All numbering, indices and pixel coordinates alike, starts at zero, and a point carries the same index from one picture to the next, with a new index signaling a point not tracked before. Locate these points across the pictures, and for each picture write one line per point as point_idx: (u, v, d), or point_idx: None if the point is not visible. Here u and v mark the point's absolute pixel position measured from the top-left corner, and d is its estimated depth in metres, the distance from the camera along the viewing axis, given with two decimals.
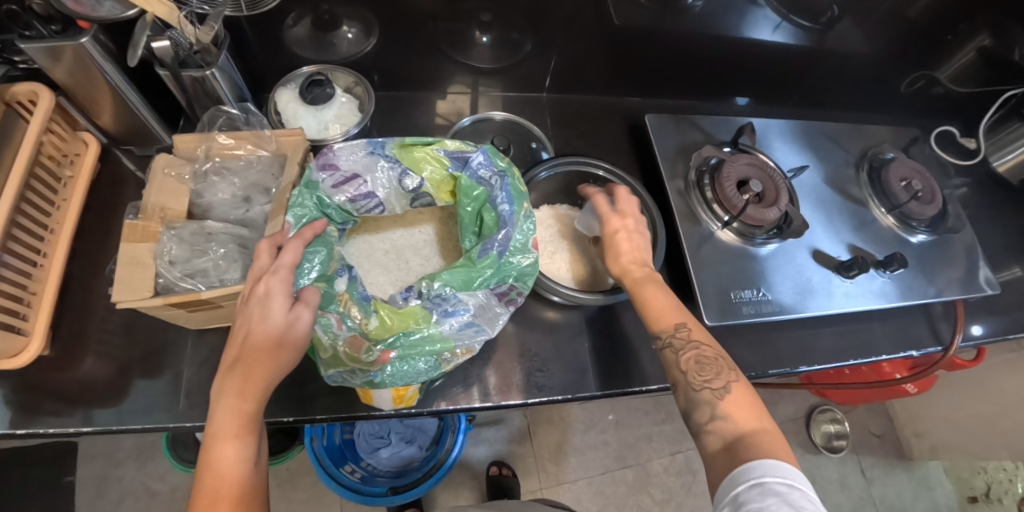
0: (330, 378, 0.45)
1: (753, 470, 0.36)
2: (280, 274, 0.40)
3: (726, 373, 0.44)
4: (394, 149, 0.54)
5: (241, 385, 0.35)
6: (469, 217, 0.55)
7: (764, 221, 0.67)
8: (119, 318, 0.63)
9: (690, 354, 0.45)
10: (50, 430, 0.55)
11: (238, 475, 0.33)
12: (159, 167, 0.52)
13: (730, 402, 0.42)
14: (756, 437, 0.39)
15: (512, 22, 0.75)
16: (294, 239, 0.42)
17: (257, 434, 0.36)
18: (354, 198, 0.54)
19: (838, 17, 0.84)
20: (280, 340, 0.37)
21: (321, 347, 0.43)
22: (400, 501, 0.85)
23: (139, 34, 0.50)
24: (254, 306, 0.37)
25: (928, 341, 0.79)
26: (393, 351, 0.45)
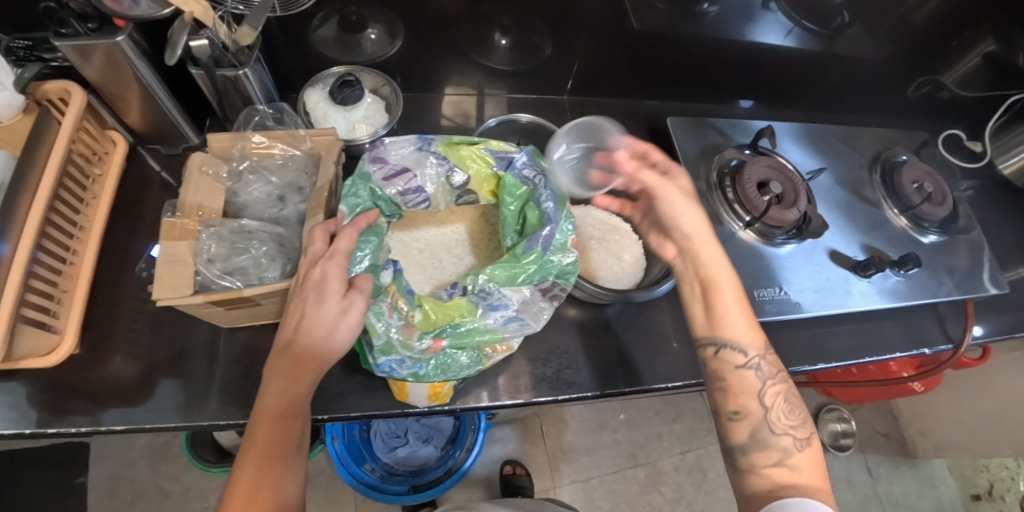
0: (379, 368, 0.45)
1: (800, 505, 0.38)
2: (336, 259, 0.42)
3: (800, 416, 0.45)
4: (440, 146, 0.57)
5: (294, 368, 0.39)
6: (511, 217, 0.57)
7: (785, 221, 0.68)
8: (146, 317, 0.63)
9: (776, 389, 0.46)
10: (80, 429, 0.55)
11: (276, 451, 0.36)
12: (196, 166, 0.52)
13: (809, 453, 0.43)
14: (813, 488, 0.41)
15: (533, 25, 0.76)
16: (348, 226, 0.44)
17: (300, 414, 0.39)
18: (404, 191, 0.57)
19: (848, 23, 0.86)
20: (333, 326, 0.40)
21: (374, 335, 0.43)
22: (421, 499, 0.85)
23: (179, 34, 0.50)
24: (311, 290, 0.40)
25: (939, 339, 0.80)
26: (444, 340, 0.46)
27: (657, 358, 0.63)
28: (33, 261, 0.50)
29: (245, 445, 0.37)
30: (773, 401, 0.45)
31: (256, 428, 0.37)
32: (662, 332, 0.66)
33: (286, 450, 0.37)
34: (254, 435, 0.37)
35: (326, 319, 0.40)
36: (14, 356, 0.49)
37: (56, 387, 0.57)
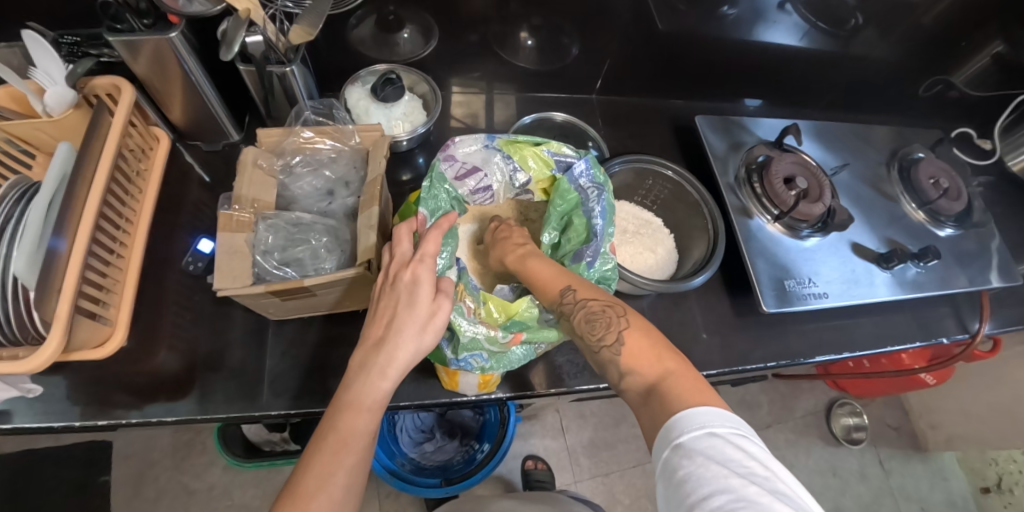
0: (461, 361, 0.48)
1: (688, 421, 0.34)
2: (426, 262, 0.42)
3: (615, 325, 0.43)
4: (503, 143, 0.56)
5: (383, 366, 0.39)
6: (555, 216, 0.56)
7: (811, 215, 0.70)
8: (188, 312, 0.64)
9: (580, 313, 0.45)
10: (130, 420, 0.56)
11: (357, 444, 0.37)
12: (249, 159, 0.53)
13: (628, 357, 0.41)
14: (664, 387, 0.38)
15: (561, 25, 0.78)
16: (433, 228, 0.43)
17: (382, 410, 0.40)
18: (473, 190, 0.58)
19: (862, 25, 0.88)
20: (421, 327, 0.40)
21: (462, 332, 0.46)
22: (453, 491, 0.84)
23: (235, 31, 0.51)
24: (404, 290, 0.41)
25: (957, 330, 0.82)
26: (523, 335, 0.48)
27: (690, 346, 0.67)
28: (89, 254, 0.51)
29: (326, 428, 0.38)
30: (585, 327, 0.44)
31: (339, 416, 0.38)
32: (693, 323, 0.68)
33: (362, 441, 0.38)
34: (335, 420, 0.38)
35: (417, 321, 0.40)
36: (70, 348, 0.50)
37: (103, 380, 0.58)
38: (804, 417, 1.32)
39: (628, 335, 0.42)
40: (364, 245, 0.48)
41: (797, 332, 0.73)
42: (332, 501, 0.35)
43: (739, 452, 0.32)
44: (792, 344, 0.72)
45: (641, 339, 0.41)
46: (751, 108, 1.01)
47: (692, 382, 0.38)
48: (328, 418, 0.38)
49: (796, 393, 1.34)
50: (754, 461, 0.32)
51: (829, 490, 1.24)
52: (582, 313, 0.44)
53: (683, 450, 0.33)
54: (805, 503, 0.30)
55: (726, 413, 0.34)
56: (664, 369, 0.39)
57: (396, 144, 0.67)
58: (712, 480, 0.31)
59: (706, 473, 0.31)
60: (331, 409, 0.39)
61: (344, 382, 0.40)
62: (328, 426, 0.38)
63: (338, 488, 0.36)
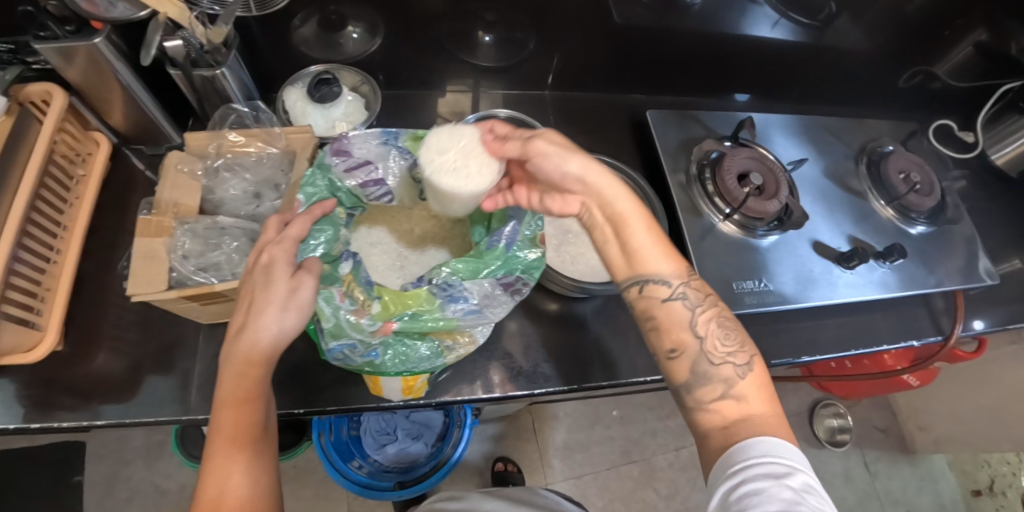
0: (332, 352, 0.44)
1: (754, 449, 0.36)
2: (285, 244, 0.41)
3: (742, 345, 0.45)
4: (407, 140, 0.54)
5: (245, 353, 0.37)
6: (477, 211, 0.56)
7: (765, 212, 0.68)
8: (131, 314, 0.64)
9: (710, 313, 0.46)
10: (64, 424, 0.56)
11: (247, 437, 0.37)
12: (172, 164, 0.53)
13: (750, 381, 0.43)
14: (755, 420, 0.40)
15: (516, 21, 0.76)
16: (302, 214, 0.44)
17: (265, 398, 0.39)
18: (364, 184, 0.52)
19: (837, 13, 0.85)
20: (283, 305, 0.38)
21: (323, 318, 0.43)
22: (407, 495, 0.86)
23: (153, 33, 0.51)
24: (258, 275, 0.40)
25: (929, 331, 0.79)
26: (395, 323, 0.45)
27: (639, 349, 0.64)
28: (15, 259, 0.51)
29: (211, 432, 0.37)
30: (713, 329, 0.45)
31: (219, 416, 0.37)
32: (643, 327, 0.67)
33: (251, 433, 0.37)
34: (219, 422, 0.37)
35: (274, 301, 0.38)
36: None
37: (40, 382, 0.58)
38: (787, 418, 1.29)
39: (756, 361, 0.44)
40: None
41: (754, 333, 0.71)
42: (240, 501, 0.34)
43: (800, 481, 0.34)
44: None
45: (759, 378, 0.43)
46: (739, 102, 0.99)
47: (780, 423, 0.40)
48: (209, 423, 0.37)
49: (779, 394, 1.31)
50: (811, 491, 0.34)
51: None
52: (712, 313, 0.46)
53: (750, 471, 0.35)
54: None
55: (788, 448, 0.36)
56: (772, 408, 0.41)
57: None
58: (781, 502, 0.32)
59: (776, 494, 0.33)
60: (210, 414, 0.37)
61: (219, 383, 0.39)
62: (212, 431, 0.36)
63: (241, 487, 0.35)
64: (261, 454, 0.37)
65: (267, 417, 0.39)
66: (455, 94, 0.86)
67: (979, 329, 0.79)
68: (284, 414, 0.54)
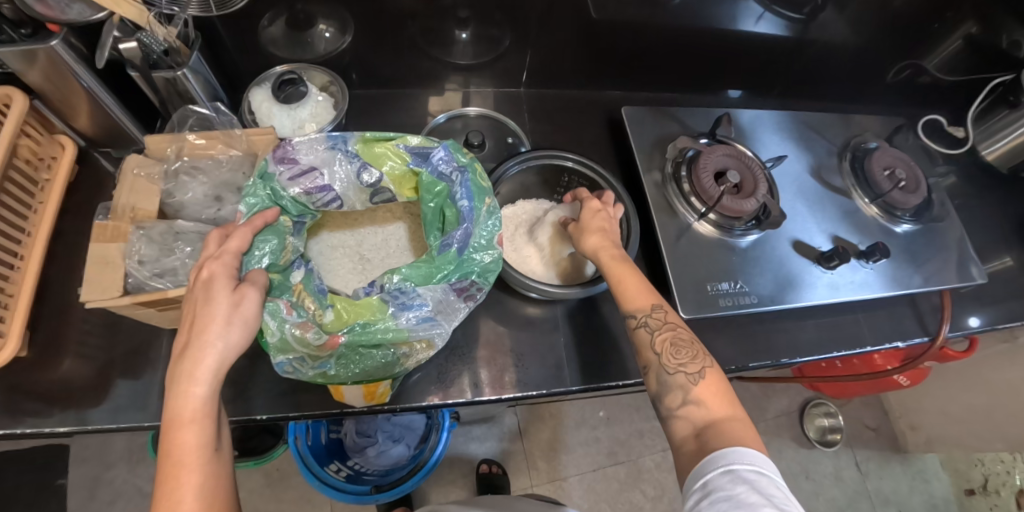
0: (279, 366, 0.43)
1: (724, 458, 0.37)
2: (225, 258, 0.41)
3: (699, 358, 0.46)
4: (358, 143, 0.51)
5: (188, 370, 0.35)
6: (431, 213, 0.54)
7: (742, 211, 0.66)
8: (99, 319, 0.63)
9: (666, 335, 0.48)
10: (26, 431, 0.55)
11: (197, 460, 0.34)
12: (130, 167, 0.52)
13: (704, 388, 0.44)
14: (726, 424, 0.41)
15: (491, 18, 0.75)
16: (243, 225, 0.44)
17: (216, 417, 0.36)
18: (311, 191, 0.51)
19: (822, 6, 0.84)
20: (226, 320, 0.37)
21: (268, 333, 0.41)
22: (384, 498, 0.85)
23: (105, 33, 0.50)
24: (199, 290, 0.38)
25: (915, 331, 0.78)
26: (342, 336, 0.43)
27: (613, 351, 0.63)
28: None
29: (161, 454, 0.34)
30: (668, 348, 0.47)
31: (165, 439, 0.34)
32: (617, 329, 0.65)
33: (200, 455, 0.35)
34: (168, 446, 0.34)
35: (218, 315, 0.37)
36: None
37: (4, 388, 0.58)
38: (777, 418, 1.27)
39: (711, 372, 0.45)
40: None
41: (732, 334, 0.70)
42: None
43: (766, 484, 0.35)
44: (725, 348, 0.69)
45: (719, 385, 0.44)
46: (732, 99, 0.98)
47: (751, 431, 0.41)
48: (158, 446, 0.34)
49: (769, 394, 1.30)
50: (779, 492, 0.35)
51: (802, 494, 1.20)
52: (669, 335, 0.48)
53: (721, 481, 0.36)
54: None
55: (757, 454, 0.37)
56: (733, 412, 0.42)
57: None
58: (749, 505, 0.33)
59: (746, 499, 0.34)
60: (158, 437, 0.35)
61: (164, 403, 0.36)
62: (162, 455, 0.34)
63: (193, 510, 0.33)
64: (214, 476, 0.35)
65: (218, 435, 0.37)
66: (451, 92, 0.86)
67: (978, 326, 0.78)
68: (246, 421, 0.53)
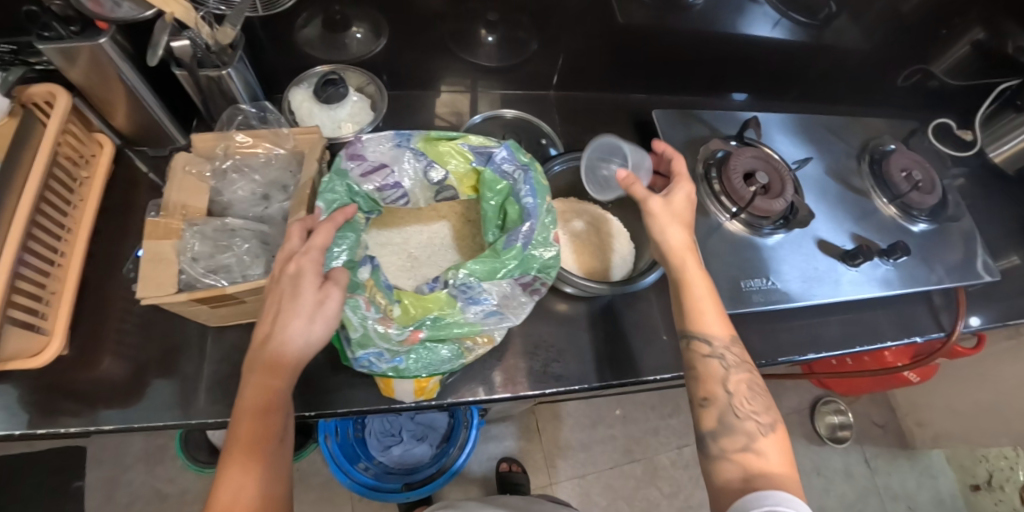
0: (358, 361, 0.45)
1: (765, 498, 0.38)
2: (311, 254, 0.42)
3: (766, 406, 0.47)
4: (420, 141, 0.54)
5: (270, 361, 0.38)
6: (491, 212, 0.56)
7: (771, 211, 0.68)
8: (135, 318, 0.63)
9: (739, 377, 0.48)
10: (68, 429, 0.56)
11: (264, 449, 0.36)
12: (179, 165, 0.53)
13: (773, 437, 0.45)
14: (782, 476, 0.41)
15: (519, 22, 0.76)
16: (325, 221, 0.44)
17: (286, 412, 0.39)
18: (382, 187, 0.54)
19: (836, 14, 0.86)
20: (310, 315, 0.39)
21: (351, 328, 0.43)
22: (415, 495, 0.86)
23: (160, 34, 0.50)
24: (286, 284, 0.40)
25: (931, 328, 0.80)
26: (422, 331, 0.46)
27: (646, 347, 0.65)
28: (19, 262, 0.51)
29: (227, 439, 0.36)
30: (740, 391, 0.48)
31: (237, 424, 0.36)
32: (649, 325, 0.67)
33: (266, 444, 0.36)
34: (237, 432, 0.36)
35: (302, 311, 0.39)
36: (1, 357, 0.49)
37: (44, 387, 0.58)
38: (788, 415, 1.30)
39: (778, 426, 0.46)
40: None
41: (759, 331, 0.71)
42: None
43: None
44: (753, 344, 0.70)
45: (782, 438, 0.45)
46: (733, 102, 0.99)
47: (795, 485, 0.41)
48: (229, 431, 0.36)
49: (779, 392, 1.32)
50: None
51: (814, 490, 1.22)
52: (743, 379, 0.49)
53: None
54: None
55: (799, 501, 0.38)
56: (787, 464, 0.43)
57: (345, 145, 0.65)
58: None
59: None
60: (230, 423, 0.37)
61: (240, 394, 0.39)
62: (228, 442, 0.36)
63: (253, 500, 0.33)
64: (276, 469, 0.36)
65: (285, 429, 0.38)
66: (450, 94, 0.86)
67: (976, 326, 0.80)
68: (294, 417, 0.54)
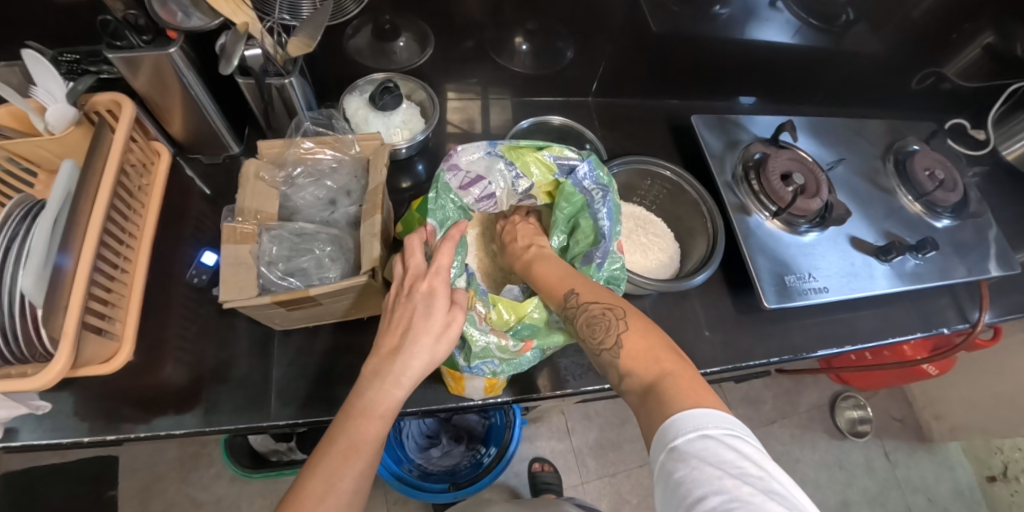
0: (472, 369, 0.50)
1: (685, 424, 0.36)
2: (441, 275, 0.45)
3: (615, 328, 0.46)
4: (505, 149, 0.57)
5: (399, 374, 0.41)
6: (562, 219, 0.59)
7: (809, 210, 0.71)
8: (193, 324, 0.64)
9: (581, 318, 0.48)
10: (138, 434, 0.57)
11: (369, 450, 0.40)
12: (251, 172, 0.54)
13: (629, 357, 0.44)
14: (661, 387, 0.40)
15: (555, 30, 0.79)
16: (445, 239, 0.47)
17: (394, 419, 0.42)
18: (478, 199, 0.57)
19: (852, 20, 0.89)
20: (437, 337, 0.42)
21: (474, 342, 0.48)
22: (462, 495, 0.87)
23: (234, 45, 0.52)
24: (420, 302, 0.43)
25: (956, 320, 0.82)
26: (533, 341, 0.51)
27: (693, 344, 0.68)
28: (94, 270, 0.52)
29: (338, 431, 0.40)
30: (586, 330, 0.47)
31: (353, 422, 0.40)
32: (694, 324, 0.70)
33: (372, 447, 0.40)
34: (347, 428, 0.40)
35: (433, 331, 0.42)
36: (78, 363, 0.50)
37: (110, 393, 0.59)
38: (808, 411, 1.33)
39: (626, 337, 0.45)
40: (369, 255, 0.49)
41: (800, 326, 0.73)
42: (345, 498, 0.38)
43: (731, 453, 0.33)
44: (795, 338, 0.72)
45: (641, 340, 0.44)
46: (742, 105, 1.01)
47: (690, 381, 0.40)
48: (343, 424, 0.40)
49: (800, 388, 1.36)
50: (748, 462, 0.33)
51: (834, 484, 1.26)
52: (584, 316, 0.48)
53: (680, 453, 0.35)
54: (802, 504, 0.31)
55: (723, 415, 0.36)
56: (662, 369, 0.41)
57: (395, 152, 0.68)
58: (709, 481, 0.32)
59: (701, 475, 0.33)
60: (343, 415, 0.41)
61: (356, 390, 0.42)
62: (338, 430, 0.40)
63: (348, 487, 0.38)
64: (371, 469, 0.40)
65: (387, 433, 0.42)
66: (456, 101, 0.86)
67: (993, 320, 0.83)
68: None
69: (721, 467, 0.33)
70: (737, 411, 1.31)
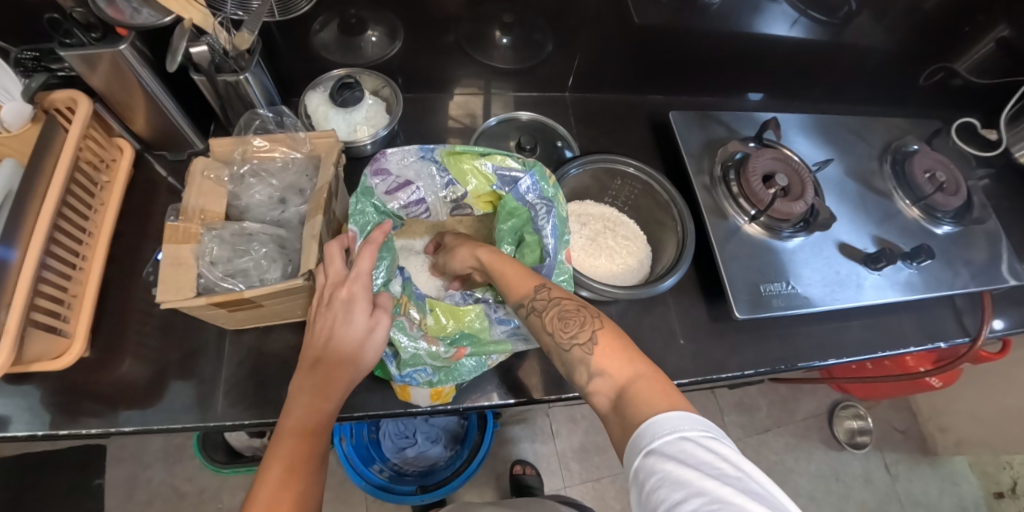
0: (405, 378, 0.50)
1: (661, 426, 0.33)
2: (360, 279, 0.46)
3: (591, 323, 0.42)
4: (443, 155, 0.56)
5: (323, 386, 0.42)
6: (507, 231, 0.58)
7: (791, 214, 0.67)
8: (154, 320, 0.64)
9: (553, 312, 0.44)
10: (92, 430, 0.56)
11: (308, 468, 0.39)
12: (198, 170, 0.53)
13: (601, 353, 0.39)
14: (635, 389, 0.36)
15: (535, 24, 0.75)
16: (367, 243, 0.48)
17: (327, 435, 0.42)
18: (406, 204, 0.58)
19: (856, 12, 0.83)
20: (361, 342, 0.44)
21: (402, 350, 0.49)
22: (429, 499, 0.87)
23: (179, 40, 0.51)
24: (340, 308, 0.44)
25: (955, 332, 0.77)
26: (467, 349, 0.51)
27: (664, 353, 0.65)
28: (42, 267, 0.51)
29: (271, 456, 0.39)
30: (557, 324, 0.43)
31: (284, 442, 0.39)
32: (666, 330, 0.67)
33: (310, 464, 0.39)
34: (280, 450, 0.39)
35: (355, 334, 0.44)
36: (25, 359, 0.50)
37: (66, 388, 0.58)
38: (805, 420, 1.29)
39: (602, 333, 0.41)
40: (307, 256, 0.47)
41: (780, 336, 0.69)
42: None
43: (710, 454, 0.31)
44: (774, 348, 0.68)
45: (615, 339, 0.41)
46: (748, 102, 0.97)
47: (660, 381, 0.37)
48: (273, 446, 0.39)
49: (797, 395, 1.31)
50: (727, 463, 0.31)
51: (830, 496, 1.21)
52: (555, 311, 0.44)
53: (655, 457, 0.32)
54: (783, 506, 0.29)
55: (699, 416, 0.33)
56: (636, 370, 0.38)
57: (361, 148, 0.67)
58: (687, 485, 0.30)
59: (680, 480, 0.30)
60: (271, 438, 0.40)
61: (286, 412, 0.42)
62: (271, 457, 0.38)
63: (291, 507, 0.36)
64: (316, 488, 0.39)
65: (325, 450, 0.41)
66: (461, 96, 0.86)
67: (999, 330, 0.78)
68: None
69: (702, 467, 0.30)
70: (730, 418, 1.27)
